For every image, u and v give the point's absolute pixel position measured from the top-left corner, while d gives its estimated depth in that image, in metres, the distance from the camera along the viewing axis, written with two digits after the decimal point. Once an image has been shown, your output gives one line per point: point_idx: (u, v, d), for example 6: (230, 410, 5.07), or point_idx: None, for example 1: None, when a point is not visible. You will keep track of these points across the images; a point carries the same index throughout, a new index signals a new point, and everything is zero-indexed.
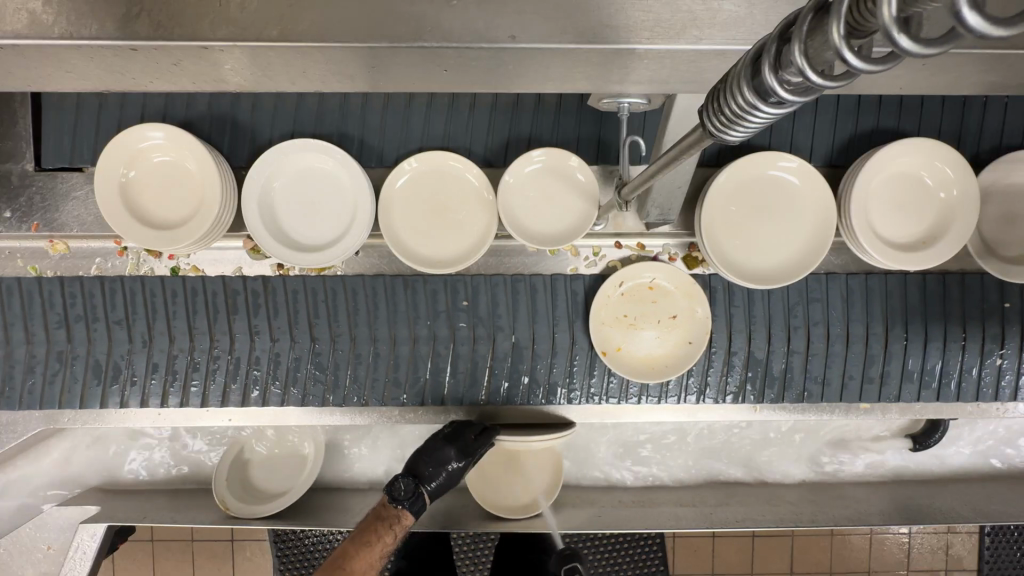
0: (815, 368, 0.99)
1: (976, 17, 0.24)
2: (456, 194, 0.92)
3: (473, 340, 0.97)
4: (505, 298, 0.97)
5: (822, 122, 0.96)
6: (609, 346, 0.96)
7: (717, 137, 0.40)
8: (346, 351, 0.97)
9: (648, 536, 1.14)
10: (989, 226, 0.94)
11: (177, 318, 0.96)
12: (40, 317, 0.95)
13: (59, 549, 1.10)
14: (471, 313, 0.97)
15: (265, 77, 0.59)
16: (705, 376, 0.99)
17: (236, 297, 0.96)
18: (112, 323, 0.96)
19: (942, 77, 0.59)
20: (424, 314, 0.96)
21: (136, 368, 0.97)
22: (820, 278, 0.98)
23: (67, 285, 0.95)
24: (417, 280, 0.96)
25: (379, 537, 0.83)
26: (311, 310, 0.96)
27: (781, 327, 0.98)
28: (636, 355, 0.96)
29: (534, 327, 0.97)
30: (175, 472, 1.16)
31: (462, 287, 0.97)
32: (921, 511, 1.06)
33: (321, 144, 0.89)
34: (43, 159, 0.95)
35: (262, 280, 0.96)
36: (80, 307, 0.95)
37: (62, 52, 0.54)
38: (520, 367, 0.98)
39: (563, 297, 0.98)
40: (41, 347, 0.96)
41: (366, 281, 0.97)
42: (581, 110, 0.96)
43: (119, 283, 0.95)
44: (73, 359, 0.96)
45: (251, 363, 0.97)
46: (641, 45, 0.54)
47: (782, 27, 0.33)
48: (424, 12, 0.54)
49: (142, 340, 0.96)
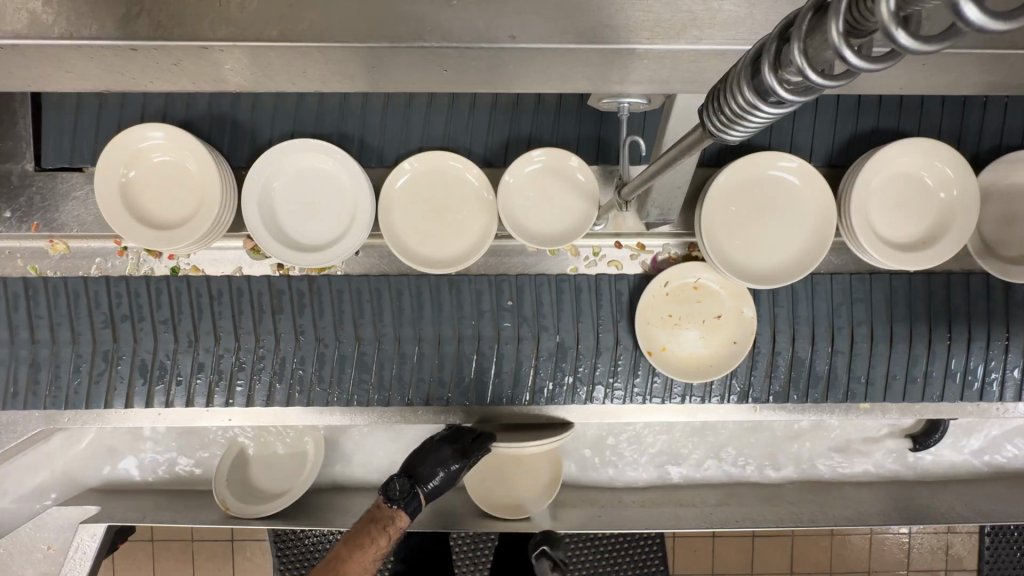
0: (859, 368, 0.99)
1: (977, 13, 0.24)
2: (456, 194, 0.92)
3: (518, 340, 0.97)
4: (549, 298, 0.97)
5: (822, 122, 0.96)
6: (656, 348, 0.96)
7: (718, 137, 0.40)
8: (391, 350, 0.97)
9: (648, 536, 1.14)
10: (989, 226, 0.94)
11: (223, 318, 0.96)
12: (88, 317, 0.96)
13: (59, 549, 1.09)
14: (516, 313, 0.97)
15: (265, 78, 0.59)
16: (748, 377, 0.99)
17: (281, 297, 0.96)
18: (159, 322, 0.96)
19: (942, 77, 0.59)
20: (469, 313, 0.97)
21: (182, 368, 0.97)
22: (864, 278, 0.98)
23: (114, 285, 0.95)
24: (462, 280, 0.97)
25: (373, 540, 0.80)
26: (356, 310, 0.97)
27: (825, 328, 0.98)
28: (682, 356, 0.96)
29: (579, 326, 0.97)
30: (173, 472, 1.15)
31: (507, 287, 0.97)
32: (920, 511, 1.06)
33: (321, 144, 0.89)
34: (43, 159, 0.95)
35: (308, 280, 0.96)
36: (126, 306, 0.96)
37: (62, 52, 0.54)
38: (562, 367, 0.98)
39: (608, 296, 0.98)
40: (88, 346, 0.96)
41: (410, 281, 0.97)
42: (581, 110, 0.96)
43: (164, 283, 0.95)
44: (119, 359, 0.96)
45: (296, 362, 0.97)
46: (641, 45, 0.54)
47: (781, 27, 0.33)
48: (425, 13, 0.54)
49: (188, 339, 0.96)
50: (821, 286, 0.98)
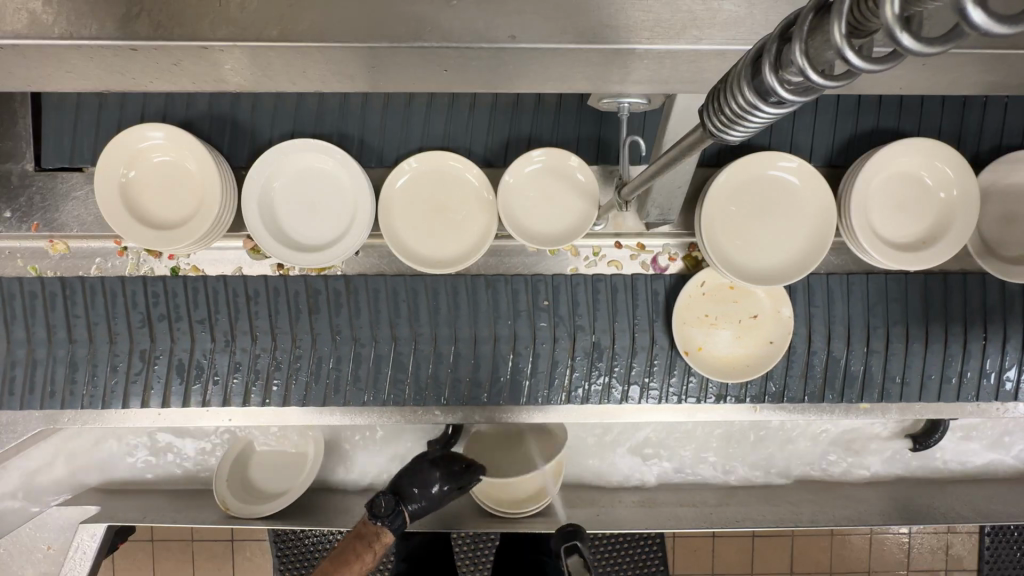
0: (895, 367, 0.99)
1: (980, 14, 0.24)
2: (456, 194, 0.92)
3: (554, 340, 0.97)
4: (586, 297, 0.97)
5: (822, 122, 0.96)
6: (692, 348, 0.96)
7: (718, 137, 0.40)
8: (427, 350, 0.97)
9: (648, 536, 1.14)
10: (990, 226, 0.94)
11: (259, 317, 0.96)
12: (125, 317, 0.95)
13: (59, 548, 1.09)
14: (552, 313, 0.97)
15: (265, 77, 0.59)
16: (784, 378, 0.99)
17: (318, 297, 0.96)
18: (196, 322, 0.96)
19: (941, 77, 0.59)
20: (505, 313, 0.97)
21: (219, 366, 0.97)
22: (900, 278, 0.98)
23: (150, 284, 0.95)
24: (499, 280, 0.97)
25: (358, 557, 0.86)
26: (392, 310, 0.96)
27: (861, 328, 0.98)
28: (720, 356, 0.97)
29: (615, 326, 0.97)
30: (172, 472, 1.16)
31: (543, 286, 0.97)
32: (921, 512, 1.06)
33: (321, 144, 0.89)
34: (43, 159, 0.95)
35: (344, 280, 0.96)
36: (163, 306, 0.95)
37: (63, 52, 0.54)
38: (597, 367, 0.98)
39: (644, 296, 0.98)
40: (125, 345, 0.96)
41: (446, 281, 0.96)
42: (581, 110, 0.96)
43: (202, 283, 0.95)
44: (155, 358, 0.96)
45: (333, 362, 0.97)
46: (641, 45, 0.54)
47: (782, 28, 0.33)
48: (426, 13, 0.54)
49: (225, 339, 0.96)
50: (856, 286, 0.98)
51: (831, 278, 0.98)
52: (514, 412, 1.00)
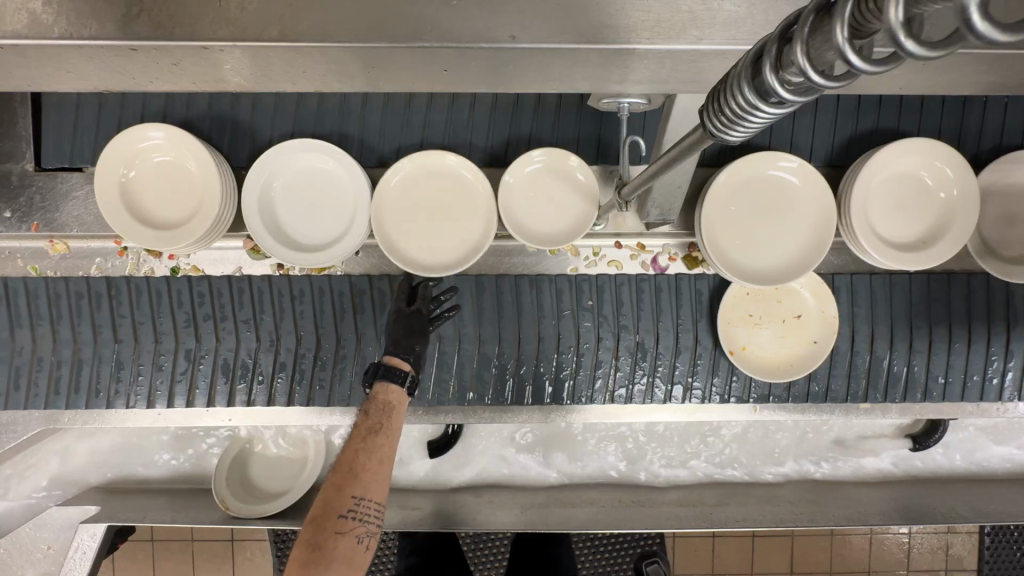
0: (938, 367, 1.00)
1: (982, 25, 0.24)
2: (453, 191, 0.92)
3: (597, 340, 0.98)
4: (629, 297, 0.98)
5: (822, 122, 0.96)
6: (735, 344, 0.97)
7: (718, 137, 0.40)
8: (472, 348, 0.98)
9: (648, 536, 1.14)
10: (991, 226, 0.94)
11: (305, 318, 0.97)
12: (170, 317, 0.96)
13: (59, 548, 1.10)
14: (595, 313, 0.98)
15: (265, 77, 0.59)
16: (827, 381, 1.00)
17: (363, 297, 0.97)
18: (241, 322, 0.97)
19: (939, 77, 0.59)
20: (549, 313, 0.97)
21: (264, 366, 0.97)
22: (943, 278, 0.98)
23: (196, 283, 0.96)
24: (542, 280, 0.97)
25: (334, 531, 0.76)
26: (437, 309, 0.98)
27: (904, 327, 0.99)
28: (762, 353, 0.97)
29: (658, 326, 0.98)
30: (170, 472, 1.15)
31: (587, 287, 0.98)
32: (921, 512, 1.06)
33: (322, 144, 0.89)
34: (43, 159, 0.95)
35: (388, 279, 0.97)
36: (208, 307, 0.96)
37: (63, 52, 0.54)
38: (640, 366, 0.99)
39: (688, 296, 0.98)
40: (170, 345, 0.97)
41: (491, 281, 0.97)
42: (580, 110, 0.96)
43: (246, 282, 0.96)
44: (201, 357, 0.97)
45: None
46: (641, 45, 0.54)
47: (784, 27, 0.33)
48: (427, 13, 0.54)
49: (270, 339, 0.97)
50: (899, 286, 0.98)
51: (874, 278, 0.98)
52: (513, 412, 1.00)
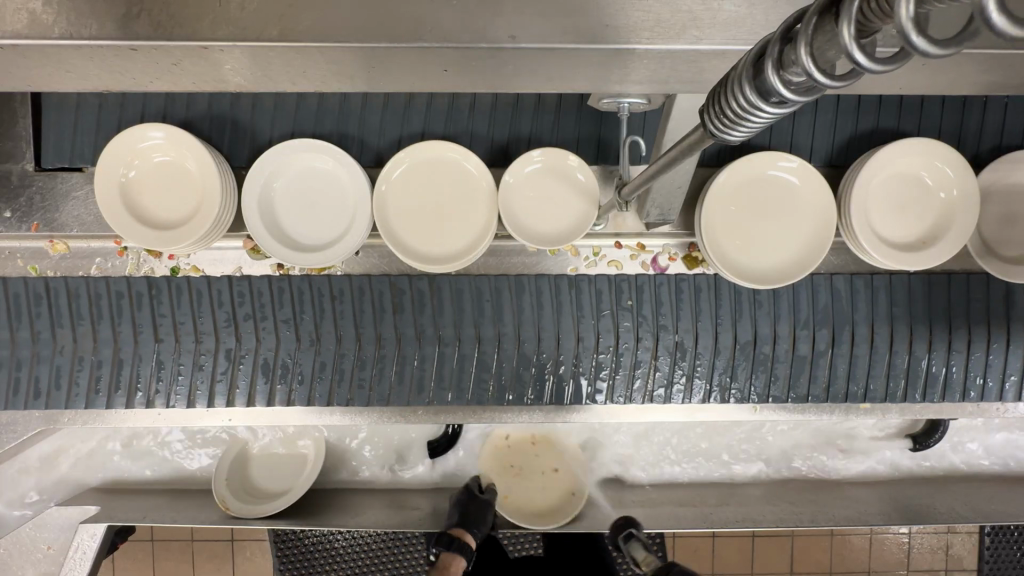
0: (976, 367, 1.00)
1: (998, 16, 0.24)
2: (453, 188, 0.91)
3: (637, 340, 0.97)
4: (669, 297, 0.98)
5: (821, 122, 0.96)
6: (523, 468, 1.14)
7: (718, 138, 0.40)
8: (511, 349, 0.97)
9: (648, 536, 1.14)
10: (992, 226, 0.94)
11: (344, 319, 0.97)
12: (210, 316, 0.96)
13: (59, 548, 1.10)
14: (635, 313, 0.97)
15: (265, 77, 0.59)
16: (867, 381, 1.00)
17: (402, 297, 0.97)
18: (281, 322, 0.96)
19: (940, 76, 0.59)
20: (588, 313, 0.97)
21: (304, 366, 0.97)
22: (983, 278, 0.98)
23: (236, 283, 0.96)
24: (582, 280, 0.97)
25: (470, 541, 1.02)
26: (476, 310, 0.97)
27: (943, 328, 0.99)
28: (529, 484, 1.13)
29: (697, 326, 0.98)
30: (168, 472, 1.15)
31: (627, 287, 0.98)
32: (921, 512, 1.06)
33: (321, 143, 0.89)
34: (43, 159, 0.95)
35: (428, 280, 0.97)
36: (248, 306, 0.96)
37: (63, 52, 0.54)
38: (680, 366, 0.98)
39: (727, 296, 0.98)
40: (210, 343, 0.97)
41: (531, 281, 0.97)
42: (580, 110, 0.96)
43: (287, 282, 0.96)
44: (241, 357, 0.97)
45: (416, 362, 0.97)
46: (641, 45, 0.54)
47: (784, 27, 0.33)
48: (426, 13, 0.54)
49: (309, 339, 0.97)
50: (939, 286, 0.98)
51: (913, 277, 0.98)
52: (513, 412, 1.00)
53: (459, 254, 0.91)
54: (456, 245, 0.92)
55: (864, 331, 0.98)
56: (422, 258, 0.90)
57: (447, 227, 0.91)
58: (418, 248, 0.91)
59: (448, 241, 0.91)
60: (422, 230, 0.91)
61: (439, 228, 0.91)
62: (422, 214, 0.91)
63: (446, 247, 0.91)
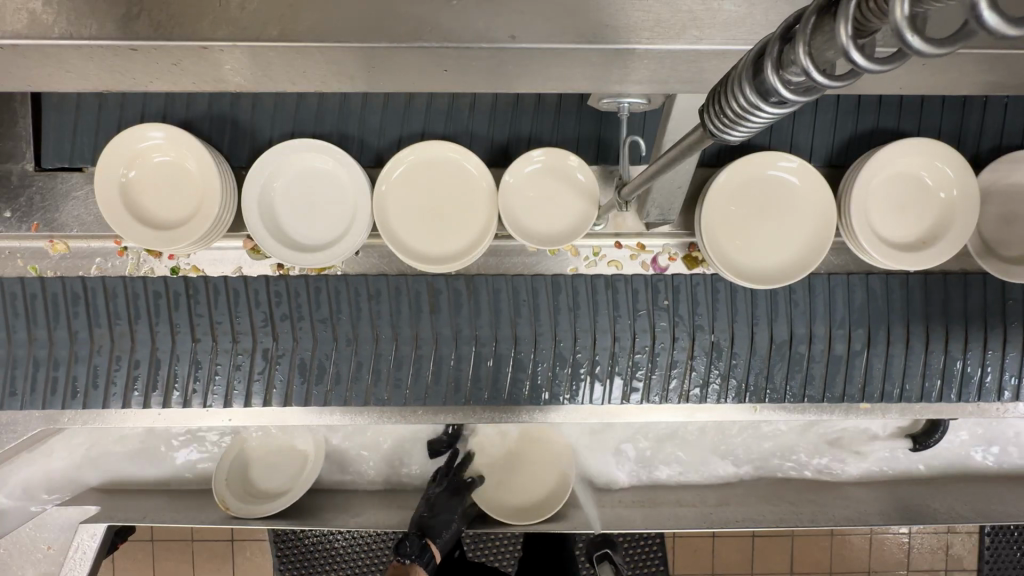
0: (1011, 365, 0.99)
1: (991, 13, 0.24)
2: (453, 187, 0.91)
3: (674, 340, 0.97)
4: (705, 297, 0.97)
5: (821, 122, 0.96)
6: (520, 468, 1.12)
7: (718, 138, 0.40)
8: (548, 350, 0.97)
9: (649, 536, 1.14)
10: (992, 226, 0.94)
11: (381, 320, 0.96)
12: (248, 316, 0.96)
13: (59, 548, 1.11)
14: (671, 313, 0.97)
15: (265, 78, 0.59)
16: (903, 381, 1.00)
17: (439, 297, 0.96)
18: (318, 321, 0.96)
19: (939, 75, 0.59)
20: (625, 313, 0.97)
21: (341, 367, 0.97)
22: None
23: (273, 284, 0.96)
24: (619, 280, 0.98)
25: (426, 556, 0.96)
26: (513, 309, 0.97)
27: (980, 327, 0.98)
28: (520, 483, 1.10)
29: (733, 326, 0.97)
30: (166, 473, 1.15)
31: (663, 286, 0.98)
32: (920, 512, 1.06)
33: (321, 143, 0.89)
34: (43, 159, 0.95)
35: (465, 280, 0.97)
36: (285, 305, 0.96)
37: (62, 52, 0.54)
38: (716, 366, 0.98)
39: (763, 296, 0.98)
40: (248, 343, 0.96)
41: (568, 282, 0.97)
42: (581, 110, 0.96)
43: (324, 282, 0.96)
44: (278, 357, 0.97)
45: (452, 363, 0.97)
46: (641, 45, 0.54)
47: (784, 27, 0.33)
48: (426, 13, 0.54)
49: (346, 339, 0.97)
50: (975, 288, 0.98)
51: (948, 278, 0.98)
52: (514, 412, 1.00)
53: (459, 254, 0.91)
54: (457, 244, 0.92)
55: (900, 331, 0.98)
56: (422, 257, 0.89)
57: (447, 226, 0.91)
58: (418, 248, 0.91)
59: (448, 240, 0.91)
60: (421, 230, 0.91)
61: (439, 226, 0.91)
62: (422, 213, 0.91)
63: (445, 246, 0.91)
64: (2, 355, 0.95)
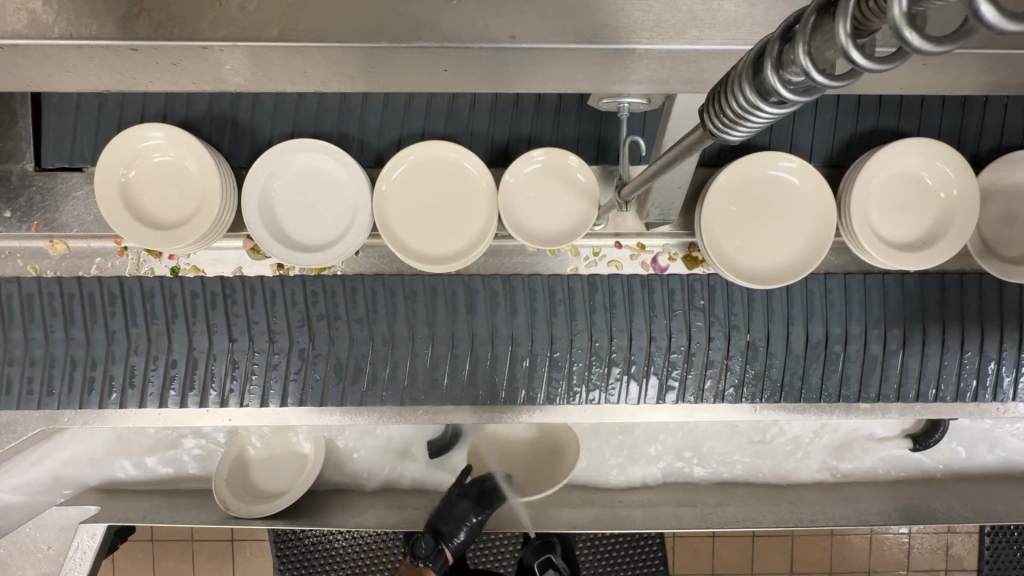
0: None
1: (989, 9, 0.24)
2: (453, 186, 0.91)
3: (709, 339, 0.97)
4: (740, 296, 0.97)
5: (820, 122, 0.96)
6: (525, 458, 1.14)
7: (718, 138, 0.40)
8: (584, 350, 0.97)
9: (648, 536, 1.14)
10: (992, 226, 0.94)
11: (418, 319, 0.96)
12: (284, 315, 0.96)
13: (59, 548, 1.10)
14: (707, 313, 0.97)
15: (265, 78, 0.59)
16: (939, 382, 1.00)
17: (475, 297, 0.97)
18: (354, 322, 0.96)
19: (938, 75, 0.59)
20: (661, 313, 0.97)
21: (377, 368, 0.97)
22: None
23: (309, 284, 0.96)
24: (655, 280, 0.98)
25: None
26: (549, 309, 0.97)
27: (1016, 327, 0.98)
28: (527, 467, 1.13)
29: (769, 326, 0.97)
30: (164, 473, 1.15)
31: (699, 286, 0.98)
32: (920, 512, 1.06)
33: (321, 143, 0.89)
34: (43, 159, 0.95)
35: (501, 280, 0.97)
36: (322, 305, 0.96)
37: (62, 52, 0.54)
38: (751, 367, 0.98)
39: (799, 295, 0.98)
40: (284, 344, 0.96)
41: (602, 282, 0.97)
42: (580, 110, 0.96)
43: (360, 282, 0.96)
44: (314, 357, 0.97)
45: (489, 362, 0.97)
46: (641, 45, 0.54)
47: (784, 27, 0.33)
48: (426, 13, 0.54)
49: (382, 339, 0.97)
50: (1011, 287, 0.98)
51: (984, 277, 0.98)
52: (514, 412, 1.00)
53: (458, 254, 0.91)
54: (457, 243, 0.92)
55: (936, 331, 0.98)
56: (422, 257, 0.89)
57: (447, 226, 0.91)
58: (418, 248, 0.91)
59: (448, 239, 0.91)
60: (421, 230, 0.91)
61: (439, 225, 0.91)
62: (422, 213, 0.91)
63: (445, 246, 0.91)
64: (5, 355, 0.95)
